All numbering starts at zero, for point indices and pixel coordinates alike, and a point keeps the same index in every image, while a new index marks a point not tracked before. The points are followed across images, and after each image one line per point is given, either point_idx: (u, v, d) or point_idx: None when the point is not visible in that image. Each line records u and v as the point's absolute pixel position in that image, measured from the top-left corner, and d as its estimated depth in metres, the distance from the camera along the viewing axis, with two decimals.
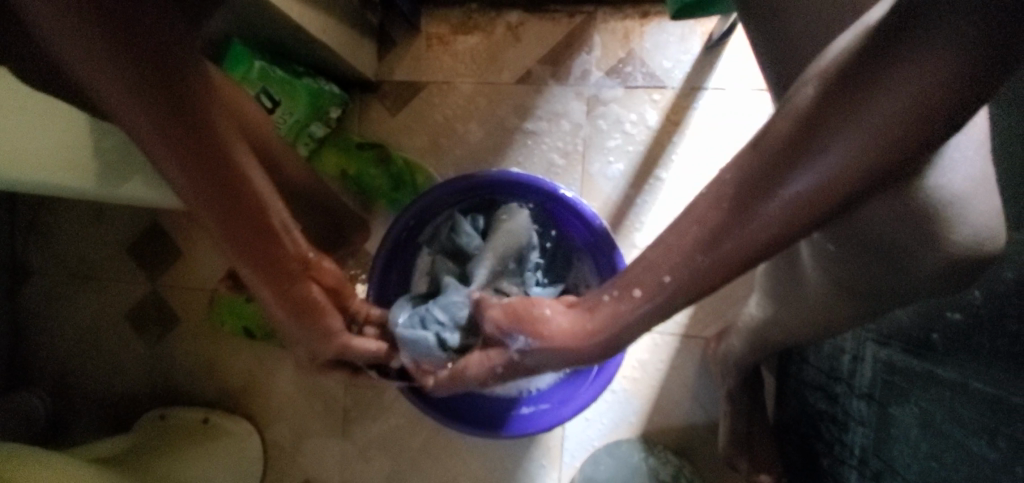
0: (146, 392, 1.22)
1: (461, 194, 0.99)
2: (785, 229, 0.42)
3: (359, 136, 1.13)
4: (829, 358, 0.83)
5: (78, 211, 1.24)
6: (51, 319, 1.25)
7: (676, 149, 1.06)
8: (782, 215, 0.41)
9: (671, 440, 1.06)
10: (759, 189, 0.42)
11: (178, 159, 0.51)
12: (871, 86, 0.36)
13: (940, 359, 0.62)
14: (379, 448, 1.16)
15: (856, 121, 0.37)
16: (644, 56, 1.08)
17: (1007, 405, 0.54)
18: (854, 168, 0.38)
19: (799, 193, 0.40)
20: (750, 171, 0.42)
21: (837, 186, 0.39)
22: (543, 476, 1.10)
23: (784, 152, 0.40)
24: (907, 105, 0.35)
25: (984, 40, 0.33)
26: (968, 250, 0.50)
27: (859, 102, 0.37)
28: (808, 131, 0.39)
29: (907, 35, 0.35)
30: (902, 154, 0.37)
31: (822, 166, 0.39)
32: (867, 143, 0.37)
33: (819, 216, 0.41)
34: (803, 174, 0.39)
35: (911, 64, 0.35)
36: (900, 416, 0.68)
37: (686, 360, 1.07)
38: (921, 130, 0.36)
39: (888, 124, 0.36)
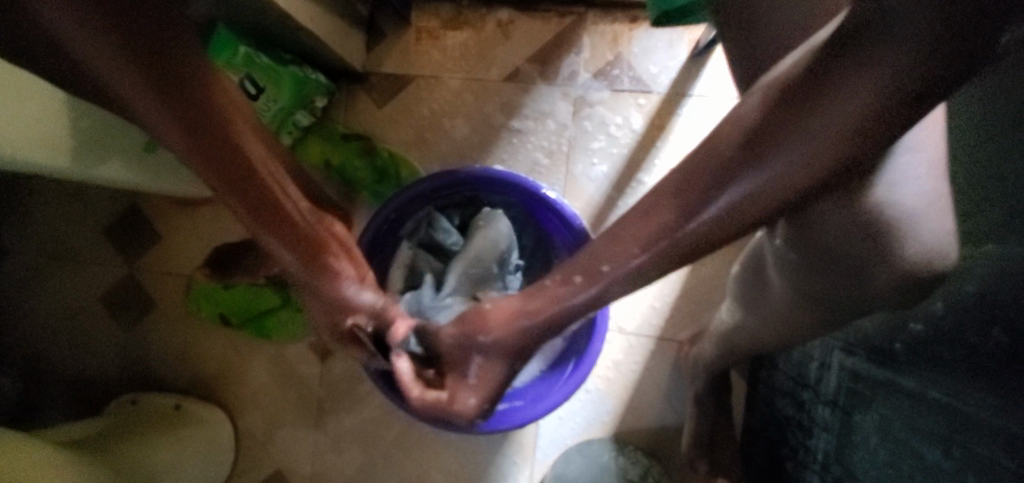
0: (119, 376, 1.20)
1: (444, 190, 0.99)
2: (736, 225, 0.49)
3: (345, 127, 1.12)
4: (798, 364, 0.84)
5: (56, 190, 1.22)
6: (23, 299, 1.22)
7: (658, 153, 1.07)
8: (744, 203, 0.47)
9: (643, 441, 1.07)
10: (723, 181, 0.47)
11: (191, 139, 0.57)
12: (811, 103, 0.42)
13: (900, 368, 0.63)
14: (352, 440, 1.15)
15: (797, 134, 0.43)
16: (632, 60, 1.09)
17: (961, 415, 0.55)
18: (795, 174, 0.44)
19: (749, 195, 0.46)
20: (716, 162, 0.47)
21: (780, 189, 0.45)
22: (515, 473, 1.10)
23: (735, 156, 0.46)
24: (852, 114, 0.40)
25: (913, 68, 0.37)
26: (924, 267, 0.51)
27: (811, 109, 0.42)
28: (756, 141, 0.45)
29: (844, 59, 0.40)
30: (844, 154, 0.43)
31: (769, 172, 0.45)
32: (805, 154, 0.43)
33: (774, 204, 0.47)
34: (752, 178, 0.46)
35: (845, 86, 0.40)
36: (863, 424, 0.69)
37: (660, 362, 1.08)
38: (853, 143, 0.42)
39: (824, 137, 0.42)
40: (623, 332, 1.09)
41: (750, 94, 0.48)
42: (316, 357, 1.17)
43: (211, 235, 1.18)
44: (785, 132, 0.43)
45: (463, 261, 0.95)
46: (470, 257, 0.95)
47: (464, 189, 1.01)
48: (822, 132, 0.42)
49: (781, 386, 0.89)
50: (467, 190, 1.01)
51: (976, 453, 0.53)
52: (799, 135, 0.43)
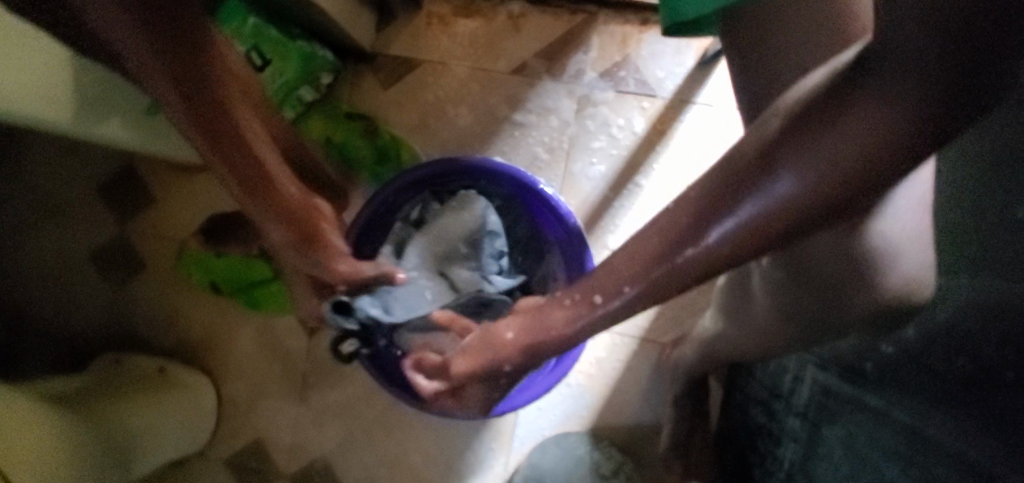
0: (105, 335, 1.20)
1: (444, 177, 1.00)
2: (741, 248, 0.47)
3: (349, 106, 1.12)
4: (773, 375, 0.87)
5: (53, 145, 1.21)
6: (10, 250, 1.22)
7: (657, 158, 1.09)
8: (738, 232, 0.46)
9: (618, 438, 1.10)
10: (721, 206, 0.46)
11: (193, 115, 0.60)
12: (819, 130, 0.40)
13: (870, 387, 0.66)
14: (333, 415, 1.17)
15: (809, 154, 0.41)
16: (639, 63, 1.10)
17: (921, 436, 0.58)
18: (805, 198, 0.42)
19: (756, 216, 0.44)
20: (716, 187, 0.47)
21: (787, 210, 0.43)
22: (491, 459, 1.13)
23: (747, 175, 0.45)
24: (859, 144, 0.39)
25: (927, 101, 0.36)
26: (896, 297, 0.55)
27: (818, 136, 0.40)
28: (766, 160, 0.43)
29: (862, 81, 0.38)
30: (850, 187, 0.41)
31: (776, 194, 0.43)
32: (817, 176, 0.41)
33: (772, 236, 0.45)
34: (761, 198, 0.44)
35: (863, 108, 0.38)
36: (829, 437, 0.72)
37: (640, 363, 1.10)
38: (869, 168, 0.39)
39: (838, 160, 0.40)
40: (608, 330, 1.11)
41: (770, 115, 0.46)
42: (303, 332, 1.18)
43: (207, 203, 1.19)
44: (798, 152, 0.41)
45: (438, 237, 0.94)
46: (446, 236, 0.94)
47: (461, 179, 1.02)
48: (835, 154, 0.40)
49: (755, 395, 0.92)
50: (464, 181, 1.02)
51: (931, 473, 0.56)
52: (809, 155, 0.41)
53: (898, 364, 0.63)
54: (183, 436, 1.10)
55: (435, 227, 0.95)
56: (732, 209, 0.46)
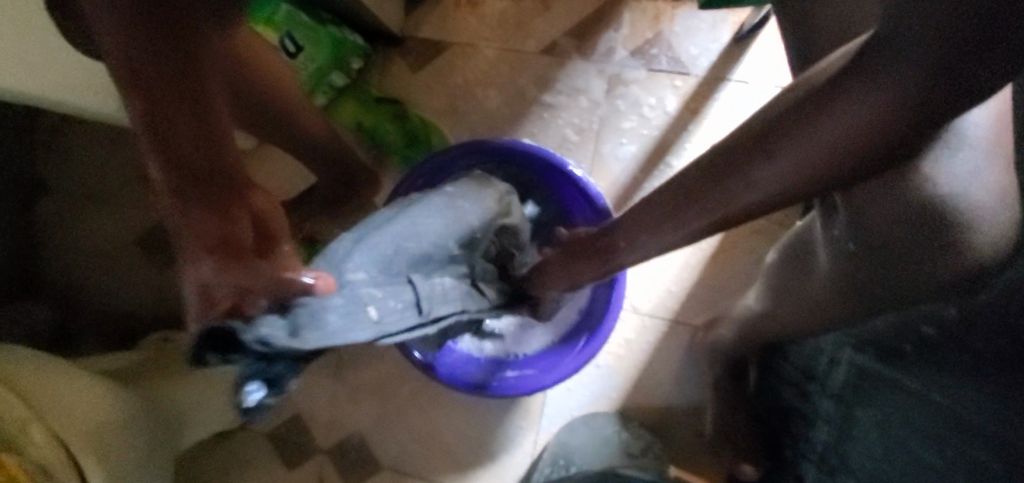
0: (152, 313, 1.26)
1: (473, 159, 1.01)
2: (748, 210, 0.53)
3: (379, 90, 1.13)
4: (808, 359, 0.85)
5: (104, 133, 1.28)
6: (65, 233, 1.28)
7: (690, 137, 1.07)
8: (748, 196, 0.51)
9: (648, 419, 1.10)
10: (729, 171, 0.51)
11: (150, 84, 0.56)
12: (823, 106, 0.43)
13: None
14: (369, 392, 1.22)
15: (800, 138, 0.45)
16: (672, 40, 1.07)
17: None
18: (797, 174, 0.46)
19: (751, 188, 0.50)
20: (732, 151, 0.51)
21: (782, 187, 0.48)
22: (520, 437, 1.15)
23: (749, 148, 0.49)
24: (854, 123, 0.41)
25: (925, 85, 0.37)
26: (978, 258, 0.53)
27: (820, 112, 0.43)
28: (765, 138, 0.48)
29: (855, 72, 0.40)
30: (853, 160, 0.43)
31: (768, 171, 0.48)
32: (807, 158, 0.45)
33: (783, 199, 0.49)
34: (757, 174, 0.49)
35: (854, 98, 0.41)
36: None
37: (670, 345, 1.10)
38: (863, 143, 0.42)
39: (826, 144, 0.43)
40: (638, 312, 1.11)
41: (807, 75, 0.48)
42: None
43: None
44: (789, 135, 0.46)
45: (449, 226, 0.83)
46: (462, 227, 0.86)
47: (491, 160, 1.02)
48: (824, 140, 0.43)
49: None
50: (492, 163, 1.02)
51: None
52: (800, 139, 0.45)
53: None
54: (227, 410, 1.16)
55: (453, 209, 0.85)
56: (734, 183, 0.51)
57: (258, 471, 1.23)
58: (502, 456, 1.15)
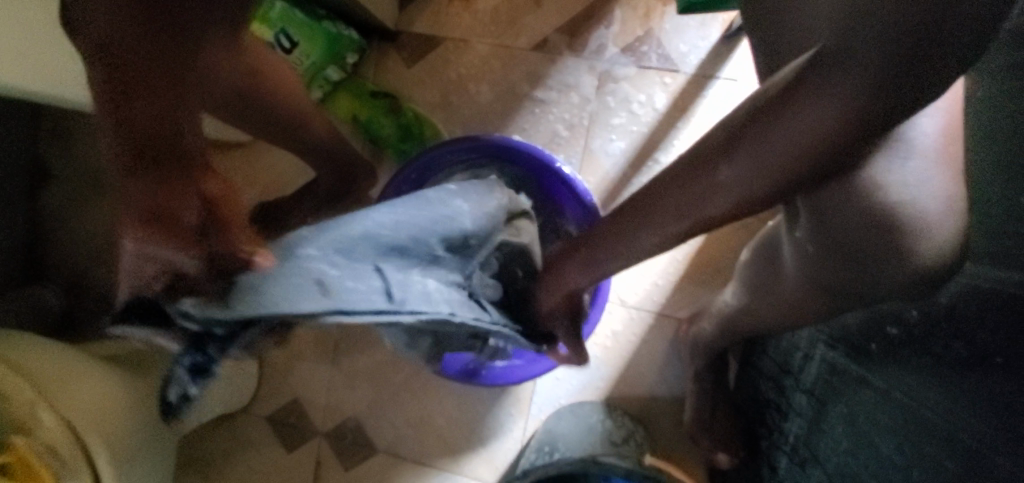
0: None
1: (464, 155, 1.04)
2: (707, 219, 0.55)
3: (373, 84, 1.15)
4: (785, 353, 0.88)
5: None
6: (69, 221, 1.31)
7: (678, 134, 1.08)
8: (717, 203, 0.52)
9: (633, 408, 1.14)
10: (699, 180, 0.52)
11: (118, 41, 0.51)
12: (782, 112, 0.46)
13: (872, 365, 0.67)
14: (364, 378, 1.26)
15: (759, 143, 0.48)
16: (662, 37, 1.09)
17: (913, 414, 0.59)
18: (757, 175, 0.49)
19: (716, 194, 0.52)
20: (697, 160, 0.53)
21: (742, 191, 0.51)
22: (510, 424, 1.19)
23: (712, 154, 0.51)
24: (815, 125, 0.44)
25: (877, 89, 0.41)
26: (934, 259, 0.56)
27: (778, 117, 0.46)
28: (729, 143, 0.50)
29: (805, 81, 0.44)
30: (813, 160, 0.46)
31: (732, 175, 0.50)
32: (768, 162, 0.48)
33: (751, 202, 0.51)
34: (722, 180, 0.51)
35: (808, 104, 0.44)
36: (833, 413, 0.75)
37: (656, 337, 1.13)
38: (822, 144, 0.45)
39: (785, 149, 0.46)
40: (625, 305, 1.14)
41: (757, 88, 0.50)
42: None
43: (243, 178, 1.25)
44: (751, 142, 0.48)
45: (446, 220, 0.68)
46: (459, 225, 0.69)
47: (481, 156, 1.05)
48: (782, 145, 0.46)
49: (767, 371, 0.94)
50: (482, 160, 1.05)
51: (925, 453, 0.56)
52: (764, 144, 0.47)
53: (900, 343, 0.63)
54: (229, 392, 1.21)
55: (442, 205, 0.69)
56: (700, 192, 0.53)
57: (258, 452, 1.28)
58: (491, 441, 1.20)
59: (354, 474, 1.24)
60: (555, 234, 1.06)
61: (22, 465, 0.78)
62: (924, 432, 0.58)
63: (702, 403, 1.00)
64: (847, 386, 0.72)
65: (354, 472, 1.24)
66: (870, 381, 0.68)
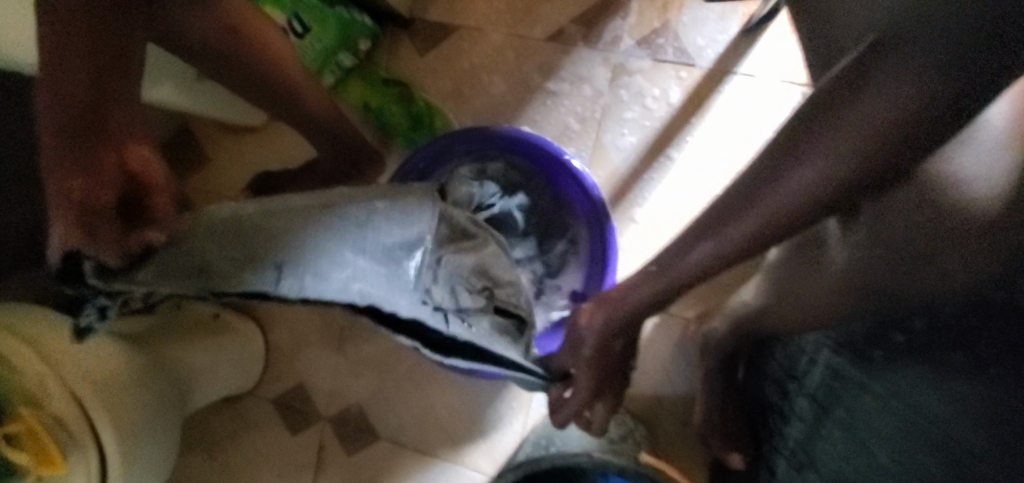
0: None
1: (473, 145, 1.03)
2: (767, 229, 0.54)
3: (386, 72, 1.15)
4: (790, 356, 0.85)
5: None
6: None
7: (692, 131, 1.06)
8: (783, 206, 0.51)
9: (636, 407, 1.12)
10: (761, 185, 0.52)
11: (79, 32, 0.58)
12: (841, 109, 0.45)
13: (874, 372, 0.65)
14: (368, 366, 1.26)
15: (823, 144, 0.47)
16: (679, 30, 1.06)
17: (921, 426, 0.57)
18: (824, 177, 0.48)
19: (778, 203, 0.51)
20: (758, 166, 0.53)
21: (807, 194, 0.50)
22: (510, 417, 1.19)
23: (776, 159, 0.51)
24: (879, 119, 0.43)
25: (943, 80, 0.40)
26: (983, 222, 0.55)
27: (837, 115, 0.46)
28: (793, 147, 0.49)
29: (863, 79, 0.44)
30: (882, 158, 0.45)
31: (795, 180, 0.50)
32: (832, 164, 0.47)
33: (820, 207, 0.50)
34: (784, 186, 0.51)
35: (869, 100, 0.43)
36: (834, 419, 0.73)
37: (661, 336, 1.12)
38: (888, 141, 0.44)
39: (848, 149, 0.46)
40: None
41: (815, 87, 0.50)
42: None
43: (254, 162, 1.26)
44: (816, 144, 0.48)
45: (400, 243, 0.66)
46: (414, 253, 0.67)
47: (491, 148, 1.04)
48: (845, 144, 0.46)
49: (771, 374, 0.90)
50: (492, 152, 1.04)
51: (921, 464, 0.56)
52: (828, 145, 0.47)
53: (910, 351, 0.60)
54: (232, 374, 1.23)
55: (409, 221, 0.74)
56: (753, 199, 0.53)
57: (261, 434, 1.29)
58: (491, 434, 1.20)
59: (355, 460, 1.25)
60: (563, 227, 1.05)
61: (31, 435, 0.80)
62: (935, 448, 0.55)
63: (711, 405, 0.97)
64: (849, 391, 0.70)
65: (355, 458, 1.25)
66: (873, 388, 0.65)
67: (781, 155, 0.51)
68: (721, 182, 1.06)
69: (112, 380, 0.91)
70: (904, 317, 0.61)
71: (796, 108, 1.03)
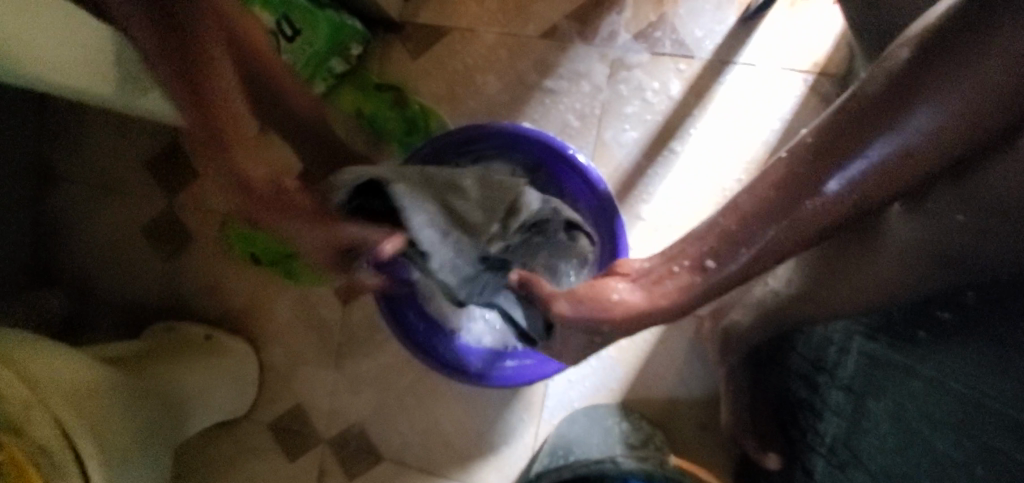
0: (158, 303, 1.27)
1: (471, 146, 1.00)
2: (883, 185, 0.48)
3: (378, 77, 1.13)
4: (817, 348, 0.83)
5: (104, 121, 1.27)
6: (71, 222, 1.28)
7: (695, 123, 1.04)
8: (866, 180, 0.47)
9: (653, 412, 1.07)
10: (843, 151, 0.48)
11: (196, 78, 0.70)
12: (946, 63, 0.44)
13: (915, 355, 0.62)
14: (369, 383, 1.21)
15: (939, 83, 0.44)
16: (676, 22, 1.05)
17: (976, 404, 0.53)
18: (959, 112, 0.44)
19: (900, 149, 0.46)
20: (832, 130, 0.49)
21: (936, 133, 0.45)
22: (522, 429, 1.13)
23: (881, 105, 0.46)
24: (996, 74, 0.43)
25: None
26: None
27: (945, 69, 0.44)
28: (900, 92, 0.46)
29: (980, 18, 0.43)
30: (983, 121, 0.45)
31: (920, 123, 0.45)
32: (966, 102, 0.44)
33: (904, 179, 0.47)
34: (909, 128, 0.45)
35: (1010, 33, 0.42)
36: (874, 409, 0.71)
37: (675, 335, 1.07)
38: (993, 104, 0.44)
39: (984, 83, 0.43)
40: None
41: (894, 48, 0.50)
42: (340, 301, 1.22)
43: None
44: (935, 84, 0.45)
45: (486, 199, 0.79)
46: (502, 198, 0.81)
47: (490, 145, 1.00)
48: (985, 79, 0.43)
49: (797, 369, 0.89)
50: (491, 149, 1.00)
51: (986, 445, 0.52)
52: (954, 82, 0.44)
53: (953, 330, 0.56)
54: (228, 397, 1.17)
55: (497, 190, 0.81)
56: (858, 147, 0.47)
57: (260, 461, 1.22)
58: (503, 449, 1.14)
59: None
60: None
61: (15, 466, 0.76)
62: (996, 424, 0.51)
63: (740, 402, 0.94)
64: (887, 379, 0.68)
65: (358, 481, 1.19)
66: (917, 366, 0.62)
67: (878, 106, 0.46)
68: (728, 173, 1.03)
69: (102, 407, 0.85)
70: (950, 294, 0.56)
71: (799, 95, 1.00)
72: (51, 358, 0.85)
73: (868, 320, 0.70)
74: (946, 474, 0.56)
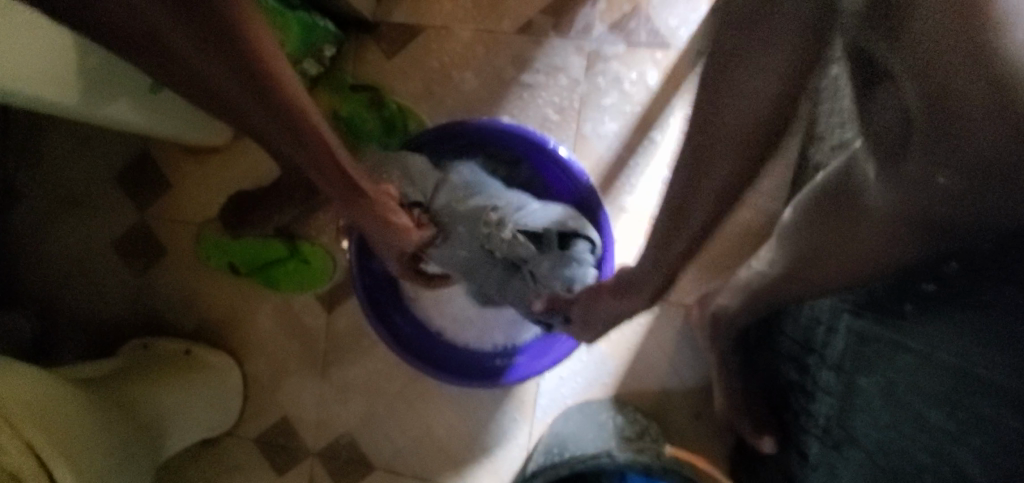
0: (133, 319, 1.23)
1: (448, 141, 1.00)
2: (762, 115, 0.51)
3: (353, 77, 1.11)
4: (805, 328, 0.83)
5: (68, 134, 1.22)
6: (37, 240, 1.24)
7: (674, 112, 1.04)
8: (760, 107, 0.50)
9: (647, 404, 1.07)
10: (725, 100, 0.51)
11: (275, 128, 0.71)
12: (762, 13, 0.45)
13: (906, 331, 0.61)
14: (357, 390, 1.18)
15: (755, 38, 0.46)
16: (651, 13, 1.05)
17: (974, 377, 0.53)
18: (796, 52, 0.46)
19: (771, 80, 0.48)
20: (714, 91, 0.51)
21: (779, 78, 0.48)
22: (515, 430, 1.11)
23: (733, 63, 0.49)
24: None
25: None
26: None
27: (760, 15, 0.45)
28: (734, 55, 0.48)
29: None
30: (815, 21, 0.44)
31: (761, 73, 0.48)
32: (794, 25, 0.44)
33: (788, 93, 0.49)
34: (757, 70, 0.48)
35: None
36: (865, 387, 0.70)
37: (664, 325, 1.07)
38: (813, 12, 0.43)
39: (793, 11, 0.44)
40: None
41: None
42: (323, 308, 1.19)
43: (221, 185, 1.19)
44: (764, 40, 0.46)
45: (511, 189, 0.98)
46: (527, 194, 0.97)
47: (471, 141, 1.01)
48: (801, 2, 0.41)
49: (786, 351, 0.88)
50: (473, 145, 1.02)
51: (982, 417, 0.53)
52: (774, 36, 0.46)
53: (942, 301, 0.56)
54: (211, 413, 1.13)
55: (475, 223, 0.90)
56: (714, 101, 0.52)
57: (248, 478, 1.19)
58: (497, 451, 1.12)
59: None
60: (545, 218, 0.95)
61: None
62: (992, 398, 0.52)
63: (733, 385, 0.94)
64: (877, 355, 0.67)
65: None
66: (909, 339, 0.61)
67: (738, 58, 0.48)
68: None
69: (76, 428, 0.82)
70: (933, 263, 0.55)
71: None
72: (20, 380, 0.81)
73: (852, 297, 0.70)
74: (938, 444, 0.59)
